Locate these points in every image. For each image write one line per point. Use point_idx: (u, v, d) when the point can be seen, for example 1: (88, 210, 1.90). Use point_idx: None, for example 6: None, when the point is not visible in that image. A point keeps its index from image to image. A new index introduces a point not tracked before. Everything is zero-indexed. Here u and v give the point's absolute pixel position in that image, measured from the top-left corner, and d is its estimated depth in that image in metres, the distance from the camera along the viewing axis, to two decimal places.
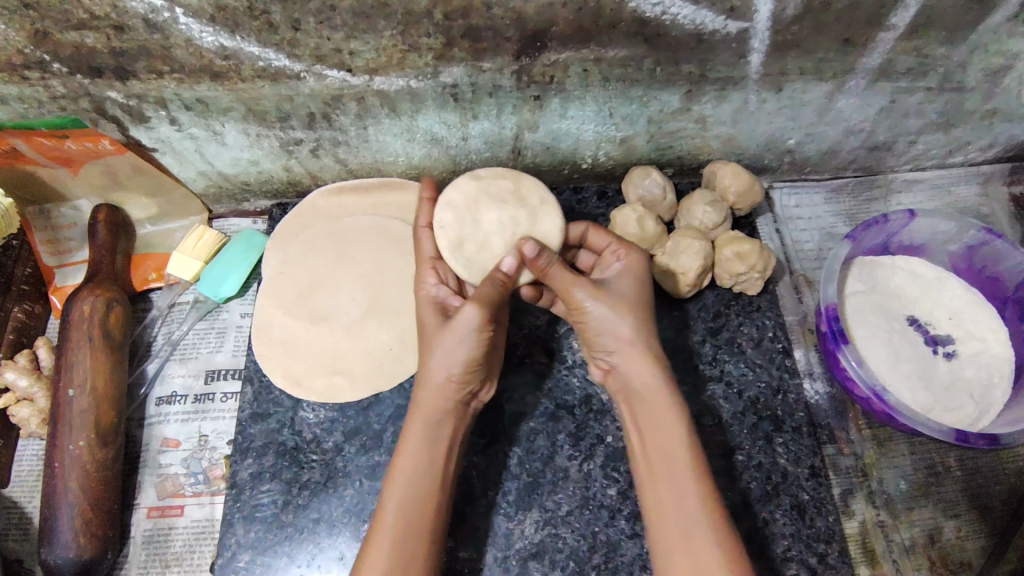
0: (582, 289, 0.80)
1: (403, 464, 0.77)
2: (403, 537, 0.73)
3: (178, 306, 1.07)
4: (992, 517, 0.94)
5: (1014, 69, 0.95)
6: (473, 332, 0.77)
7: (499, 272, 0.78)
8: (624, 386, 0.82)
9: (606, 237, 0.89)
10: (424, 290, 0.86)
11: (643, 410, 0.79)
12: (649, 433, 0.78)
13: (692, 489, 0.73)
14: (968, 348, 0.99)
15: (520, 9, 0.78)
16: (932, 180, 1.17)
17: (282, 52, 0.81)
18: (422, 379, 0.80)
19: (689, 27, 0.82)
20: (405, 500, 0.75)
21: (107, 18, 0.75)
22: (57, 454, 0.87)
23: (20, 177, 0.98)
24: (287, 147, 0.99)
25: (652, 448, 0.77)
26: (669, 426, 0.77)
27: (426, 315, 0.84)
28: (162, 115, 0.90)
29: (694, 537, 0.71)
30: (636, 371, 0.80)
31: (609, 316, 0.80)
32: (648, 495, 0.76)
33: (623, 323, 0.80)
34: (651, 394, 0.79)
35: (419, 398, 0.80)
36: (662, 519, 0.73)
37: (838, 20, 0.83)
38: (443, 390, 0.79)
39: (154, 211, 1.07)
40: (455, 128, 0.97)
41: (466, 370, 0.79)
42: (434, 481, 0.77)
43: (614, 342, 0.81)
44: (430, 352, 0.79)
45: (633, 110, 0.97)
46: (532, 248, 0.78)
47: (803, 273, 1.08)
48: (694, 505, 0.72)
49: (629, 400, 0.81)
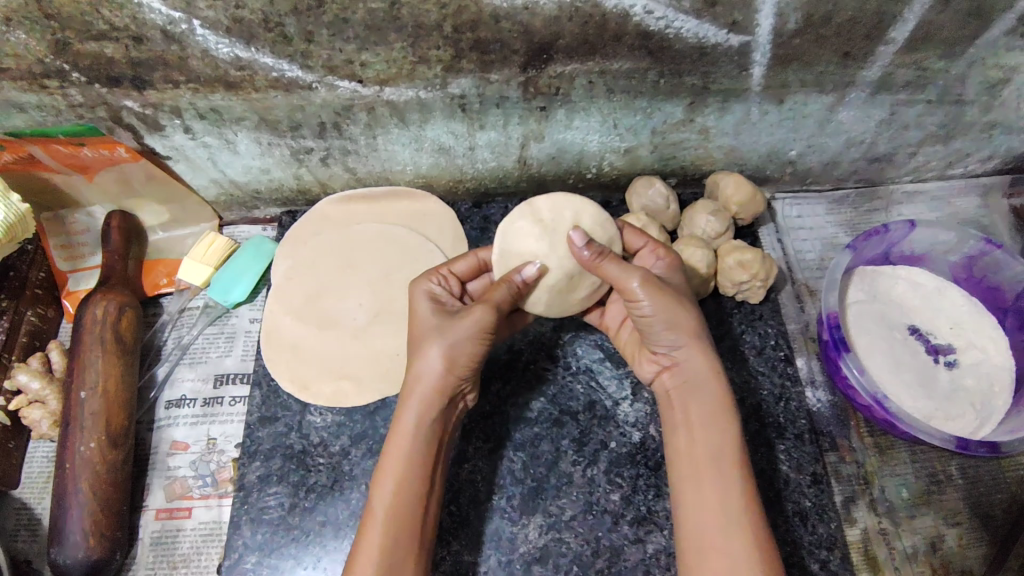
0: (637, 279, 0.77)
1: (390, 464, 0.77)
2: (392, 534, 0.74)
3: (188, 311, 1.09)
4: (993, 525, 0.94)
5: (1012, 82, 0.96)
6: (478, 331, 0.78)
7: (518, 278, 0.80)
8: (680, 382, 0.80)
9: (643, 236, 0.88)
10: (421, 286, 0.85)
11: (697, 407, 0.78)
12: (700, 431, 0.76)
13: (738, 493, 0.72)
14: (969, 357, 1.00)
15: (527, 22, 0.79)
16: (932, 192, 1.19)
17: (294, 63, 0.83)
18: (412, 375, 0.79)
19: (691, 40, 0.84)
20: (396, 499, 0.75)
21: (126, 29, 0.77)
22: (67, 455, 0.88)
23: (36, 183, 1.00)
24: (297, 156, 1.01)
25: (700, 446, 0.76)
26: (722, 426, 0.76)
27: (423, 309, 0.83)
28: (176, 124, 0.92)
29: (732, 541, 0.70)
30: (698, 371, 0.79)
31: (673, 308, 0.79)
32: (687, 494, 0.75)
33: (686, 319, 0.79)
34: (707, 390, 0.78)
35: (412, 393, 0.78)
36: (699, 519, 0.73)
37: (838, 34, 0.85)
38: (440, 383, 0.79)
39: (166, 218, 1.09)
40: (462, 139, 0.99)
41: (460, 367, 0.79)
42: (423, 479, 0.77)
43: (677, 337, 0.80)
44: (428, 345, 0.79)
45: (637, 121, 0.98)
46: (581, 237, 0.79)
47: (804, 282, 1.10)
48: (735, 508, 0.72)
49: (682, 395, 0.80)
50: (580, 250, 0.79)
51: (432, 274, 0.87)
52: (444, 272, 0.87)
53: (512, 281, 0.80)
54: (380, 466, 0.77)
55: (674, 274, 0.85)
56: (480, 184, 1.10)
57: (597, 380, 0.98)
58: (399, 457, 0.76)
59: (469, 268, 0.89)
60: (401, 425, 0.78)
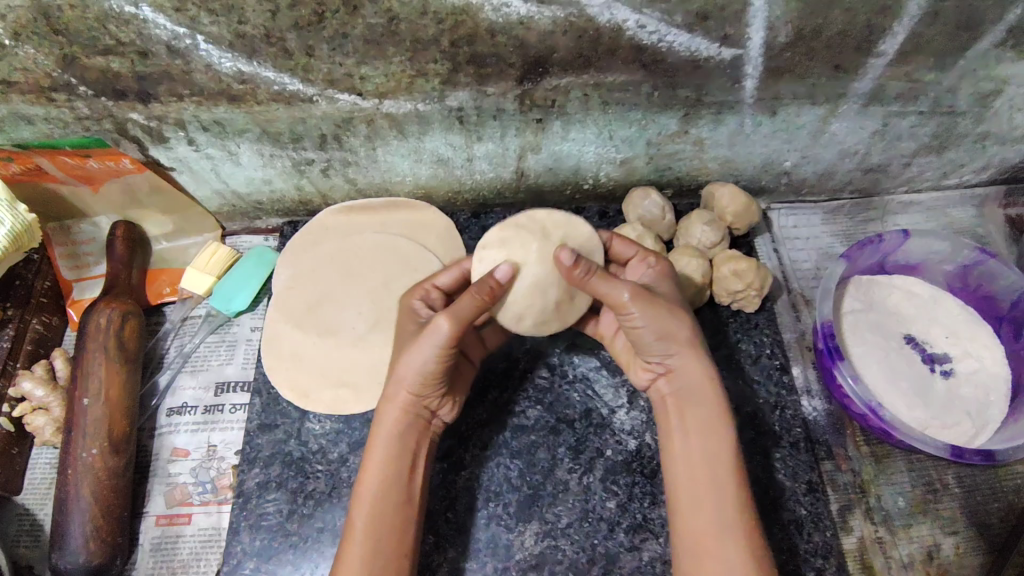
0: (628, 292, 0.78)
1: (369, 476, 0.78)
2: (370, 550, 0.75)
3: (190, 320, 1.10)
4: (990, 534, 0.94)
5: (1004, 94, 0.98)
6: (438, 344, 0.77)
7: (492, 278, 0.80)
8: (676, 390, 0.82)
9: (633, 247, 0.89)
10: (405, 304, 0.88)
11: (693, 415, 0.79)
12: (696, 439, 0.78)
13: (732, 499, 0.74)
14: (966, 366, 1.01)
15: (522, 37, 0.81)
16: (927, 203, 1.20)
17: (296, 77, 0.85)
18: (389, 388, 0.81)
19: (684, 54, 0.86)
20: (372, 514, 0.77)
21: (132, 45, 0.79)
22: (69, 462, 0.89)
23: (44, 194, 1.03)
24: (299, 168, 1.03)
25: (696, 455, 0.77)
26: (718, 434, 0.77)
27: (407, 321, 0.86)
28: (180, 136, 0.94)
29: (727, 547, 0.72)
30: (693, 377, 0.80)
31: (664, 320, 0.79)
32: (682, 500, 0.76)
33: (679, 327, 0.80)
34: (704, 395, 0.79)
35: (386, 409, 0.81)
36: (695, 525, 0.74)
37: (828, 47, 0.87)
38: (408, 396, 0.81)
39: (169, 228, 1.11)
40: (460, 150, 1.01)
41: (426, 381, 0.80)
42: (401, 489, 0.79)
43: (669, 346, 0.81)
44: (395, 363, 0.81)
45: (632, 133, 1.00)
46: (568, 256, 0.79)
47: (800, 291, 1.11)
48: (729, 515, 0.73)
49: (678, 402, 0.81)
50: (568, 269, 0.79)
51: (414, 291, 0.89)
52: (428, 284, 0.89)
53: (486, 281, 0.80)
54: (360, 482, 0.79)
55: (666, 283, 0.86)
56: (479, 195, 1.12)
57: (593, 389, 0.99)
58: (376, 474, 0.78)
59: (451, 280, 0.89)
60: (376, 442, 0.80)
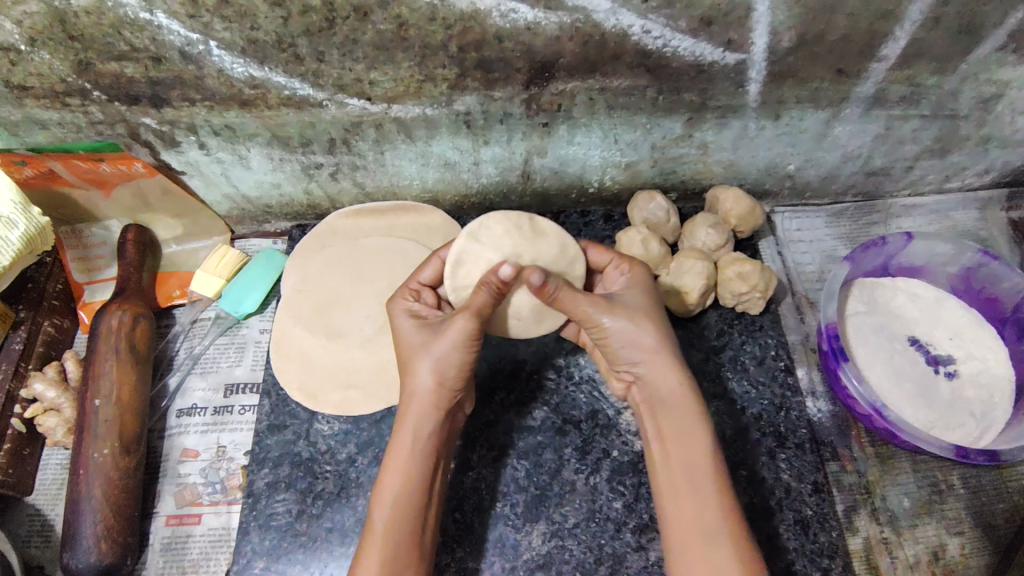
0: (591, 305, 0.81)
1: (391, 474, 0.79)
2: (391, 550, 0.76)
3: (199, 322, 1.12)
4: (995, 535, 0.95)
5: (1006, 97, 0.98)
6: (462, 341, 0.79)
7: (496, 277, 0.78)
8: (650, 397, 0.83)
9: (608, 253, 0.91)
10: (398, 305, 0.88)
11: (668, 421, 0.80)
12: (673, 444, 0.79)
13: (714, 501, 0.75)
14: (969, 367, 1.01)
15: (530, 42, 0.83)
16: (931, 205, 1.21)
17: (306, 82, 0.86)
18: (410, 392, 0.81)
19: (689, 59, 0.87)
20: (395, 513, 0.77)
21: (146, 50, 0.80)
22: (81, 461, 0.90)
23: (57, 198, 1.04)
24: (308, 172, 1.04)
25: (675, 460, 0.78)
26: (694, 437, 0.78)
27: (406, 329, 0.85)
28: (192, 140, 0.96)
29: (715, 549, 0.72)
30: (664, 385, 0.81)
31: (627, 328, 0.81)
32: (666, 506, 0.77)
33: (645, 335, 0.81)
34: (678, 403, 0.80)
35: (409, 408, 0.81)
36: (679, 529, 0.75)
37: (831, 52, 0.88)
38: (435, 398, 0.81)
39: (179, 232, 1.13)
40: (467, 154, 1.02)
41: (453, 381, 0.81)
42: (426, 487, 0.80)
43: (636, 355, 0.82)
44: (418, 362, 0.81)
45: (637, 137, 1.01)
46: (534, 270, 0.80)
47: (804, 294, 1.11)
48: (714, 517, 0.74)
49: (654, 409, 0.82)
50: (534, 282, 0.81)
51: (406, 292, 0.89)
52: (416, 285, 0.90)
53: (491, 282, 0.78)
54: (380, 483, 0.79)
55: (635, 288, 0.86)
56: (485, 199, 1.13)
57: (599, 390, 0.99)
58: (399, 473, 0.79)
59: (434, 273, 0.90)
60: (401, 441, 0.80)
